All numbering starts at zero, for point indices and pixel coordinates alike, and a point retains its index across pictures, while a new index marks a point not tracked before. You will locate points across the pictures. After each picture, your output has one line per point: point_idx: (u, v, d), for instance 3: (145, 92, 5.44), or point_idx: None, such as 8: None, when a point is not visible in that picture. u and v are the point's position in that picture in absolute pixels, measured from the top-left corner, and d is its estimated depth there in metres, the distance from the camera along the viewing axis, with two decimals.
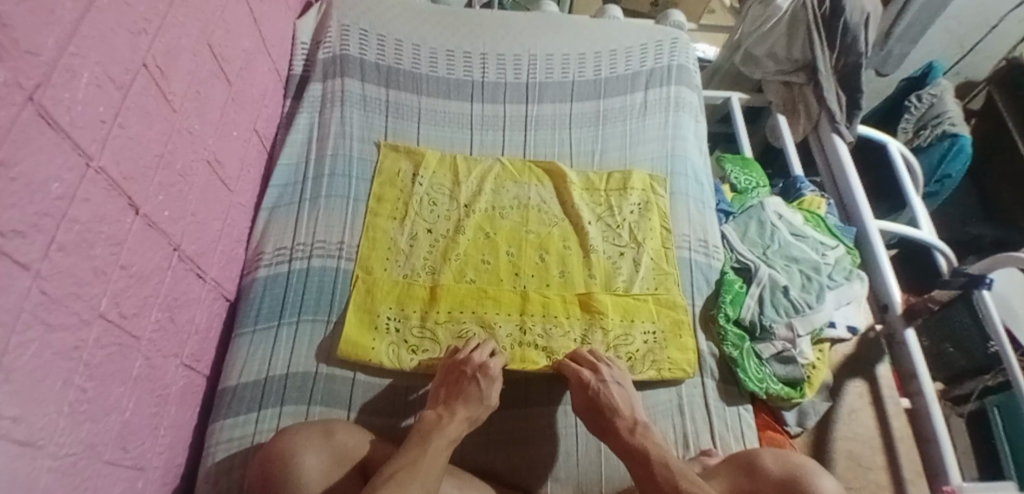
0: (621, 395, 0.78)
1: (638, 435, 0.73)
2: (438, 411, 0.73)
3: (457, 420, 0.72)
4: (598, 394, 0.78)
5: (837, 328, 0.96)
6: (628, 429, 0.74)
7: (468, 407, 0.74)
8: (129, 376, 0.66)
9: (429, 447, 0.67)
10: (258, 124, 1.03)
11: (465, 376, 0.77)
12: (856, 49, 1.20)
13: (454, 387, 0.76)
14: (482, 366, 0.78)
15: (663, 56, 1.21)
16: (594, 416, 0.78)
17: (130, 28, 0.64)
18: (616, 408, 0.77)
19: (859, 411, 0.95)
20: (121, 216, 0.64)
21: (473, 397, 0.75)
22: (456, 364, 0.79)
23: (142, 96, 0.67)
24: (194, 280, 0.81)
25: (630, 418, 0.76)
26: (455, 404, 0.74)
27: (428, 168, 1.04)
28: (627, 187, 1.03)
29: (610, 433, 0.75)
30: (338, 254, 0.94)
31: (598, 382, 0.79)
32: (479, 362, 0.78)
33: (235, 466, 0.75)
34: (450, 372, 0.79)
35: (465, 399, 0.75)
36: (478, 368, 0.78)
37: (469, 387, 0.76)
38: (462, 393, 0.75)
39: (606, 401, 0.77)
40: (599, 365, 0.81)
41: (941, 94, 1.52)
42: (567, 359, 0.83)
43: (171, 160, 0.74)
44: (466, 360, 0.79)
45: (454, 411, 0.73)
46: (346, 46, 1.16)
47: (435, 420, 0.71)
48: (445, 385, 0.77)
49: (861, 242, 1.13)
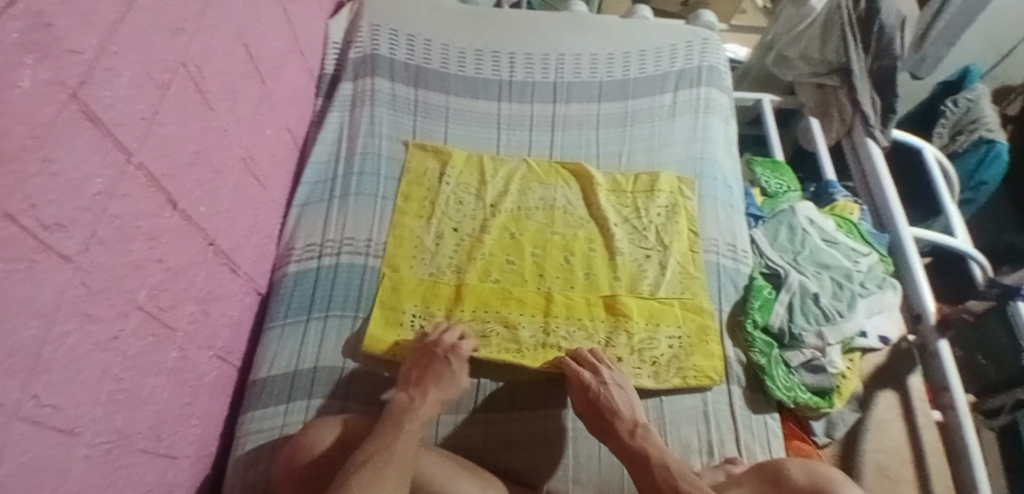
0: (621, 397, 0.78)
1: (638, 437, 0.73)
2: (411, 393, 0.75)
3: (428, 402, 0.74)
4: (599, 397, 0.77)
5: (869, 338, 0.94)
6: (628, 432, 0.74)
7: (439, 388, 0.76)
8: (164, 366, 0.68)
9: (403, 429, 0.68)
10: (291, 122, 1.04)
11: (436, 357, 0.78)
12: (892, 52, 1.17)
13: (426, 368, 0.78)
14: (454, 347, 0.80)
15: (693, 57, 1.19)
16: (595, 418, 0.77)
17: (168, 28, 0.65)
18: (617, 411, 0.76)
19: (888, 423, 0.92)
20: (159, 211, 0.65)
21: (445, 377, 0.77)
22: (427, 346, 0.80)
23: (180, 94, 0.68)
24: (227, 274, 0.82)
25: (630, 419, 0.75)
26: (427, 384, 0.76)
27: (454, 167, 1.04)
28: (654, 189, 1.02)
29: (611, 435, 0.75)
30: (366, 251, 0.94)
31: (599, 385, 0.78)
32: (450, 344, 0.80)
33: (262, 457, 0.76)
34: (421, 354, 0.80)
35: (437, 380, 0.76)
36: (449, 349, 0.79)
37: (441, 367, 0.77)
38: (434, 373, 0.77)
39: (606, 404, 0.77)
40: (599, 367, 0.80)
41: (977, 99, 1.47)
42: (567, 358, 0.82)
43: (207, 157, 0.75)
44: (437, 342, 0.80)
45: (425, 393, 0.75)
46: (377, 46, 1.17)
47: (407, 402, 0.73)
48: (416, 367, 0.79)
49: (895, 249, 1.10)
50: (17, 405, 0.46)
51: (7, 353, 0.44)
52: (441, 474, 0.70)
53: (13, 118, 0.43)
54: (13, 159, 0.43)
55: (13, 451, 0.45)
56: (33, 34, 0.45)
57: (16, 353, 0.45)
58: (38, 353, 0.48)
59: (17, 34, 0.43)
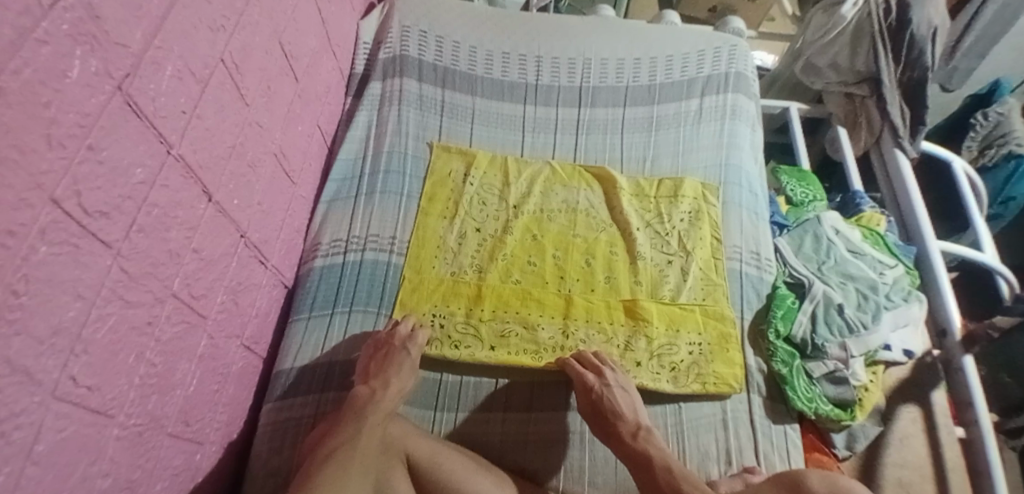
0: (623, 399, 0.79)
1: (641, 439, 0.75)
2: (371, 385, 0.76)
3: (390, 392, 0.76)
4: (603, 399, 0.78)
5: (893, 351, 0.92)
6: (630, 434, 0.75)
7: (400, 377, 0.78)
8: (194, 354, 0.69)
9: (366, 421, 0.72)
10: (322, 120, 1.06)
11: (394, 348, 0.80)
12: (922, 63, 1.16)
13: (383, 360, 0.79)
14: (410, 336, 0.82)
15: (721, 63, 1.19)
16: (597, 418, 0.78)
17: (210, 25, 0.67)
18: (620, 412, 0.77)
19: (910, 437, 0.91)
20: (196, 202, 0.66)
21: (404, 366, 0.79)
22: (383, 340, 0.82)
23: (219, 90, 0.70)
24: (256, 266, 0.84)
25: (632, 422, 0.77)
26: (387, 375, 0.77)
27: (478, 168, 1.05)
28: (678, 195, 1.02)
29: (612, 436, 0.76)
30: (390, 249, 0.95)
31: (601, 386, 0.78)
32: (406, 335, 0.83)
33: (286, 446, 0.78)
34: (377, 348, 0.81)
35: (396, 370, 0.78)
36: (405, 338, 0.82)
37: (399, 356, 0.79)
38: (393, 363, 0.78)
39: (609, 406, 0.77)
40: (603, 368, 0.80)
41: (1009, 112, 1.44)
42: (572, 360, 0.82)
43: (242, 151, 0.76)
44: (392, 334, 0.82)
45: (387, 383, 0.76)
46: (406, 46, 1.19)
47: (369, 395, 0.75)
48: (374, 360, 0.80)
49: (921, 262, 1.08)
50: (55, 384, 0.47)
51: (48, 332, 0.46)
52: (459, 472, 0.71)
53: (59, 106, 0.45)
54: (59, 145, 0.45)
55: (49, 429, 0.47)
56: (82, 26, 0.47)
57: (55, 333, 0.47)
58: (78, 334, 0.49)
59: (66, 25, 0.45)
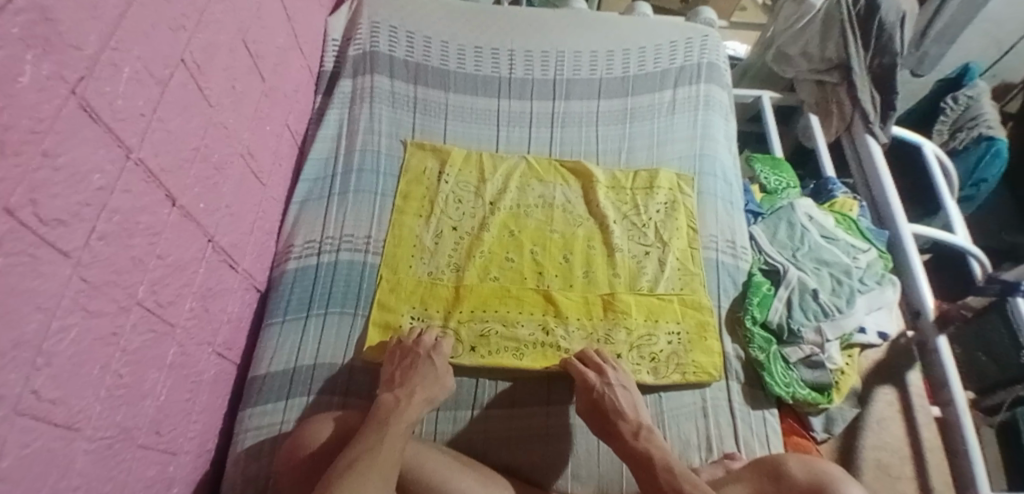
0: (624, 397, 0.78)
1: (642, 438, 0.73)
2: (396, 393, 0.74)
3: (415, 403, 0.73)
4: (603, 398, 0.77)
5: (868, 334, 0.93)
6: (632, 434, 0.74)
7: (424, 388, 0.75)
8: (163, 362, 0.68)
9: (387, 432, 0.67)
10: (291, 119, 1.05)
11: (418, 357, 0.78)
12: (891, 49, 1.17)
13: (408, 368, 0.78)
14: (434, 346, 0.81)
15: (694, 54, 1.19)
16: (598, 419, 0.77)
17: (169, 24, 0.65)
18: (621, 412, 0.76)
19: (888, 419, 0.93)
20: (159, 207, 0.65)
21: (428, 377, 0.76)
22: (407, 349, 0.80)
23: (181, 91, 0.68)
24: (227, 270, 0.82)
25: (633, 422, 0.75)
26: (412, 384, 0.75)
27: (453, 165, 1.04)
28: (653, 186, 1.02)
29: (613, 436, 0.75)
30: (366, 248, 0.94)
31: (603, 385, 0.78)
32: (431, 343, 0.81)
33: (264, 452, 0.76)
34: (402, 356, 0.80)
35: (421, 380, 0.75)
36: (430, 348, 0.80)
37: (424, 367, 0.77)
38: (417, 373, 0.76)
39: (610, 405, 0.76)
40: (604, 367, 0.80)
41: (978, 96, 1.47)
42: (574, 358, 0.82)
43: (207, 153, 0.75)
44: (417, 343, 0.81)
45: (411, 393, 0.74)
46: (376, 43, 1.17)
47: (393, 403, 0.72)
48: (399, 369, 0.78)
49: (894, 247, 1.10)
50: (19, 398, 0.46)
51: (9, 345, 0.44)
52: (440, 473, 0.71)
53: (14, 111, 0.43)
54: (14, 153, 0.43)
55: (14, 443, 0.46)
56: (33, 28, 0.45)
57: (17, 346, 0.45)
58: (40, 347, 0.48)
59: (18, 29, 0.43)
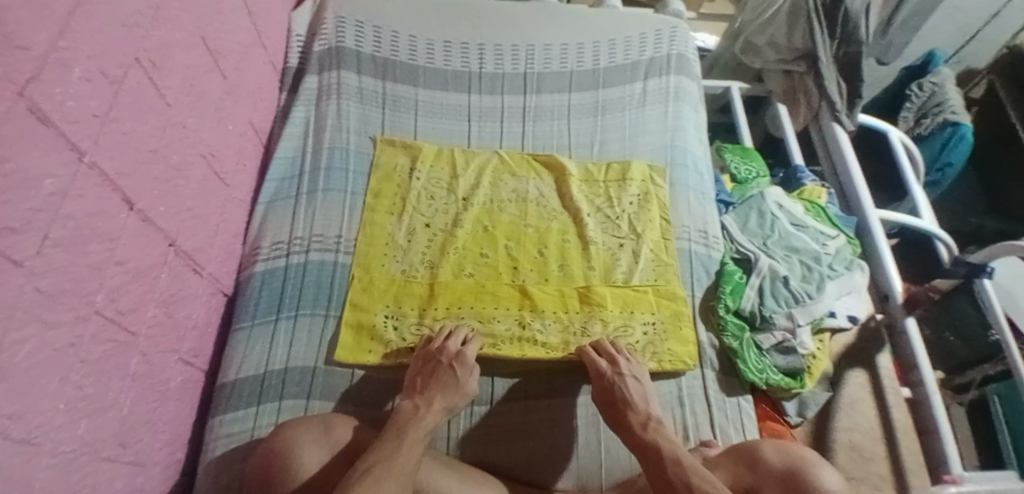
0: (637, 388, 0.77)
1: (651, 430, 0.72)
2: (415, 401, 0.73)
3: (434, 411, 0.72)
4: (614, 387, 0.77)
5: (838, 318, 0.95)
6: (640, 425, 0.73)
7: (444, 396, 0.74)
8: (126, 372, 0.66)
9: (406, 438, 0.66)
10: (255, 117, 1.03)
11: (440, 365, 0.77)
12: (856, 37, 1.18)
13: (429, 376, 0.76)
14: (458, 354, 0.78)
15: (663, 45, 1.20)
16: (608, 408, 0.77)
17: (122, 22, 0.63)
18: (631, 402, 0.76)
19: (859, 401, 0.95)
20: (116, 212, 0.63)
21: (449, 385, 0.75)
22: (431, 354, 0.79)
23: (136, 91, 0.66)
24: (191, 275, 0.80)
25: (643, 413, 0.75)
26: (432, 393, 0.74)
27: (424, 162, 1.03)
28: (626, 178, 1.03)
29: (622, 426, 0.75)
30: (336, 248, 0.93)
31: (614, 375, 0.78)
32: (455, 351, 0.79)
33: (236, 460, 0.74)
34: (425, 361, 0.78)
35: (441, 388, 0.74)
36: (453, 356, 0.78)
37: (446, 376, 0.76)
38: (438, 381, 0.75)
39: (621, 394, 0.77)
40: (617, 358, 0.80)
41: (942, 83, 1.52)
42: (589, 348, 0.82)
43: (166, 155, 0.73)
44: (441, 348, 0.79)
45: (431, 401, 0.73)
46: (342, 38, 1.15)
47: (412, 411, 0.71)
48: (421, 375, 0.77)
49: (862, 232, 1.12)
50: None
51: None
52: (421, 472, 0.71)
53: None
54: None
55: None
56: None
57: None
58: None
59: None
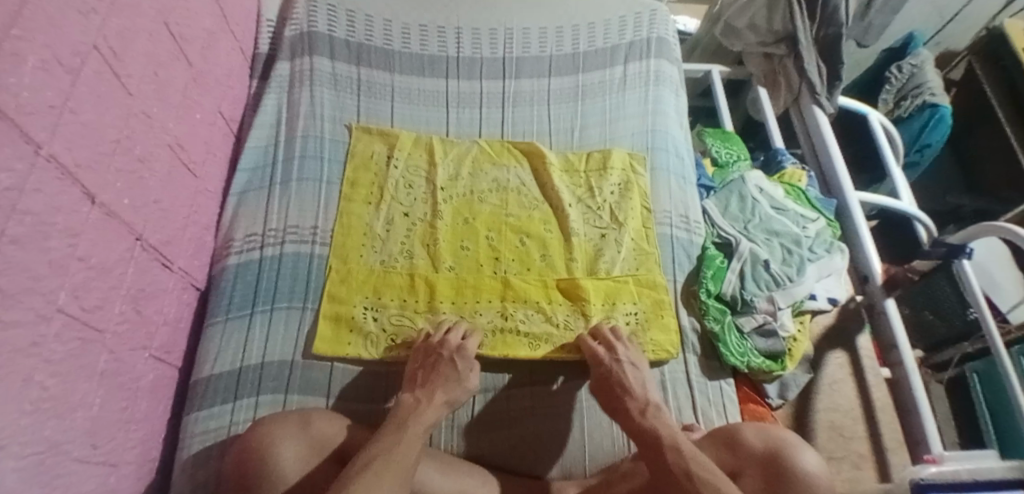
0: (634, 374, 0.76)
1: (649, 416, 0.70)
2: (416, 395, 0.72)
3: (434, 404, 0.71)
4: (612, 373, 0.76)
5: (818, 300, 0.95)
6: (638, 411, 0.71)
7: (446, 390, 0.73)
8: (94, 371, 0.64)
9: (407, 431, 0.65)
10: (224, 105, 1.00)
11: (442, 359, 0.76)
12: (836, 19, 1.16)
13: (430, 370, 0.75)
14: (459, 348, 0.77)
15: (642, 29, 1.19)
16: (605, 393, 0.76)
17: (78, 8, 0.60)
18: (629, 388, 0.74)
19: (840, 382, 0.96)
20: (77, 206, 0.61)
21: (451, 378, 0.74)
22: (432, 348, 0.78)
23: (95, 80, 0.64)
24: (160, 269, 0.78)
25: (641, 399, 0.73)
26: (433, 387, 0.73)
27: (402, 149, 1.01)
28: (607, 167, 1.02)
29: (619, 412, 0.73)
30: (312, 239, 0.91)
31: (612, 361, 0.78)
32: (456, 345, 0.78)
33: (213, 457, 0.73)
34: (426, 356, 0.77)
35: (442, 381, 0.73)
36: (455, 350, 0.77)
37: (447, 369, 0.75)
38: (439, 374, 0.74)
39: (618, 380, 0.75)
40: (615, 344, 0.80)
41: (922, 64, 1.52)
42: (586, 335, 0.82)
43: (129, 146, 0.71)
44: (442, 343, 0.78)
45: (432, 395, 0.72)
46: (314, 23, 1.12)
47: (413, 405, 0.70)
48: (421, 368, 0.76)
49: (842, 214, 1.13)
50: None
51: None
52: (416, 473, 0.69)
53: None
54: None
55: None
56: None
57: None
58: None
59: None
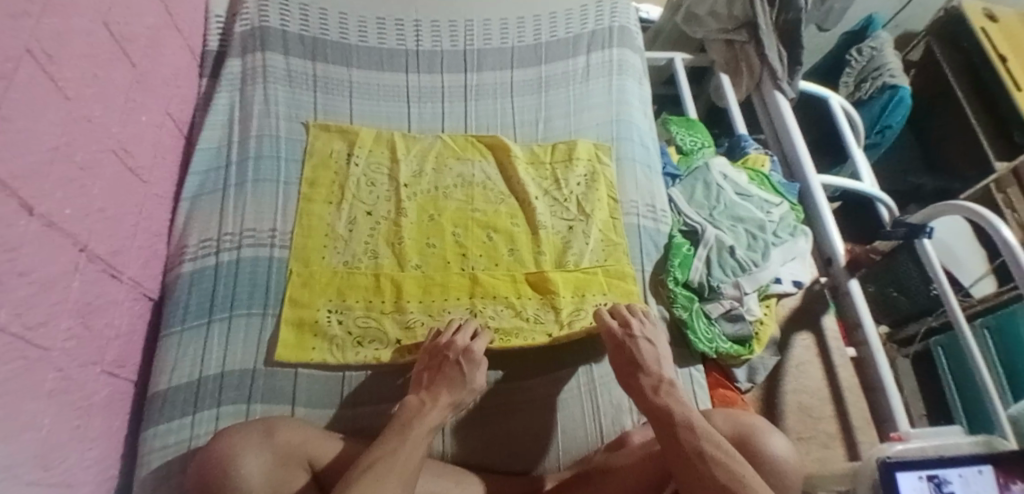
0: (648, 350, 0.76)
1: (662, 393, 0.69)
2: (422, 397, 0.70)
3: (439, 407, 0.69)
4: (625, 347, 0.76)
5: (783, 283, 0.97)
6: (652, 388, 0.71)
7: (452, 392, 0.71)
8: (41, 390, 0.61)
9: (410, 434, 0.63)
10: (172, 106, 0.96)
11: (446, 360, 0.74)
12: (795, 5, 1.17)
13: (436, 372, 0.74)
14: (467, 349, 0.75)
15: (604, 18, 1.18)
16: (623, 368, 0.75)
17: (10, 12, 0.57)
18: (642, 364, 0.74)
19: (806, 363, 0.99)
20: (14, 219, 0.57)
21: (456, 380, 0.72)
22: (439, 349, 0.76)
23: (30, 84, 0.60)
24: (108, 280, 0.75)
25: (655, 376, 0.72)
26: (438, 388, 0.71)
27: (363, 147, 0.99)
28: (572, 158, 1.01)
29: (634, 389, 0.72)
30: (271, 243, 0.89)
31: (626, 337, 0.77)
32: (462, 346, 0.76)
33: (173, 472, 0.70)
34: (432, 356, 0.76)
35: (448, 383, 0.72)
36: (461, 352, 0.75)
37: (452, 372, 0.73)
38: (444, 377, 0.72)
39: (633, 355, 0.75)
40: (631, 320, 0.79)
41: (881, 46, 1.55)
42: (604, 311, 0.82)
43: (69, 153, 0.67)
44: (448, 344, 0.76)
45: (436, 397, 0.70)
46: (266, 17, 1.08)
47: (418, 406, 0.68)
48: (427, 370, 0.74)
49: (805, 197, 1.15)
50: None
51: None
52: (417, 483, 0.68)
53: None
54: None
55: None
56: None
57: None
58: None
59: None
